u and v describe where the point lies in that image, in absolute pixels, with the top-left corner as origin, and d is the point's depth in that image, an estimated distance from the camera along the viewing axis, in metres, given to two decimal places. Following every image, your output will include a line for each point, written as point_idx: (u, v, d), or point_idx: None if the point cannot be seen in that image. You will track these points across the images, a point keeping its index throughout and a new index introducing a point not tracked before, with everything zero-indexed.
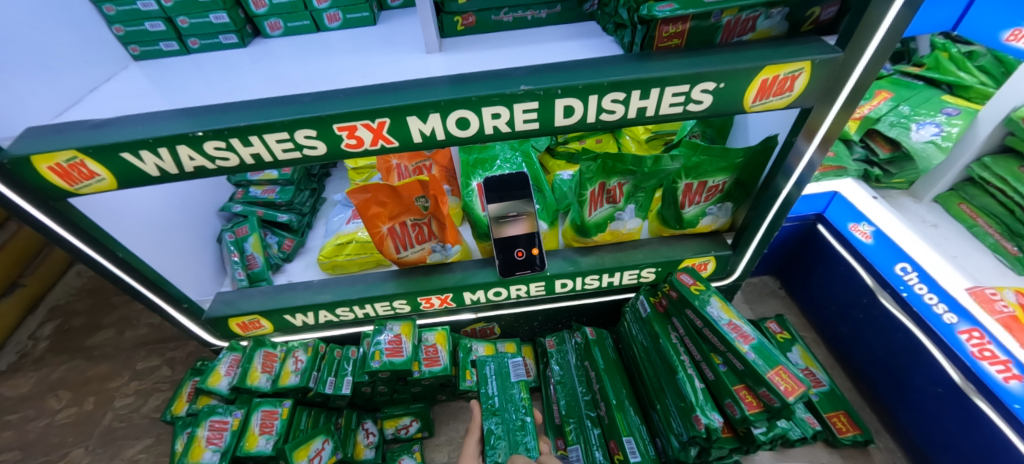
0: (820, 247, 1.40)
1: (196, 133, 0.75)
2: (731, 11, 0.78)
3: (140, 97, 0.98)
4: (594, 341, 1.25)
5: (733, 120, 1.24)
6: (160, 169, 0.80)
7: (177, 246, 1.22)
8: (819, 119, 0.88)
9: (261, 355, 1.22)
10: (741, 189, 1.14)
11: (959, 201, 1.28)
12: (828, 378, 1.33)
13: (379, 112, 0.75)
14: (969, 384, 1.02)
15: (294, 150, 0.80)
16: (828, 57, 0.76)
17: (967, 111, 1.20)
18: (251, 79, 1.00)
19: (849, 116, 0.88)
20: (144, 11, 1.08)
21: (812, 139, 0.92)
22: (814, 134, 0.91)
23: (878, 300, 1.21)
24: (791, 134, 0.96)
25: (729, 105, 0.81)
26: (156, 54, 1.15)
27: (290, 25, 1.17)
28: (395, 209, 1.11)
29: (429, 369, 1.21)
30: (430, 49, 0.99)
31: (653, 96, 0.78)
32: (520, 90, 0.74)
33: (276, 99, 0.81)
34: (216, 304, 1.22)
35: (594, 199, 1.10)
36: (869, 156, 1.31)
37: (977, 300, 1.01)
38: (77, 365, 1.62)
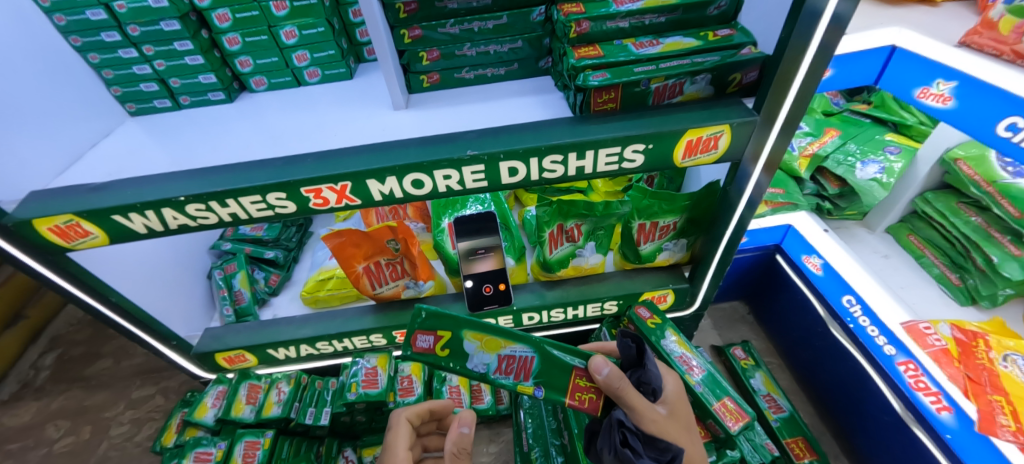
0: (780, 277, 1.47)
1: (179, 198, 0.84)
2: (658, 78, 0.86)
3: (132, 156, 1.07)
4: None
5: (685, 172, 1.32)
6: (148, 227, 0.89)
7: (168, 286, 1.31)
8: (760, 144, 0.90)
9: (246, 386, 1.29)
10: (694, 227, 1.21)
11: (908, 232, 1.34)
12: (790, 404, 1.38)
13: (342, 177, 0.84)
14: (908, 413, 1.08)
15: (267, 209, 0.89)
16: (745, 120, 0.85)
17: (906, 149, 1.28)
18: (233, 136, 1.09)
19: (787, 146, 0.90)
20: (139, 74, 1.17)
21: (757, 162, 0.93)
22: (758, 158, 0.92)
23: (829, 331, 1.28)
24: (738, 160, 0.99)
25: (661, 162, 0.89)
26: (150, 110, 1.25)
27: (274, 81, 1.27)
28: (369, 250, 1.19)
29: (405, 399, 1.29)
30: (397, 106, 1.08)
31: (588, 157, 0.86)
32: (466, 156, 0.83)
33: (252, 163, 0.89)
34: (205, 339, 1.30)
35: (553, 238, 1.18)
36: (820, 191, 1.37)
37: (910, 334, 1.05)
38: (75, 395, 1.70)
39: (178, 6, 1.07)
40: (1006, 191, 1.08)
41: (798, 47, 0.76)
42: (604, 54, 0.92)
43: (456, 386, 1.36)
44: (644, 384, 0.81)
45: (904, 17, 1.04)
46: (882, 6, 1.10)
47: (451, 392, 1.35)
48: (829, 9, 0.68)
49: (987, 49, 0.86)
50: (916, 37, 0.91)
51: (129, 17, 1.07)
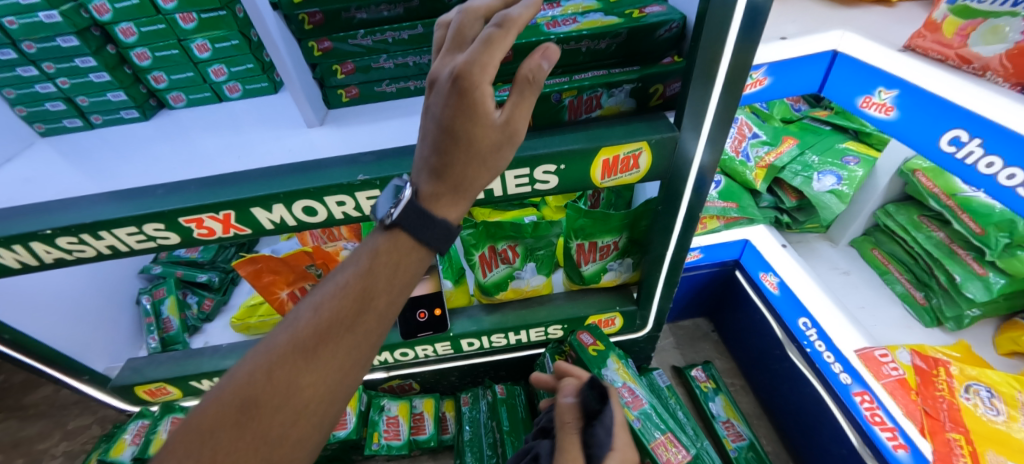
0: (739, 294, 1.39)
1: (45, 231, 0.77)
2: (569, 92, 0.79)
3: (25, 182, 1.00)
4: (502, 399, 1.25)
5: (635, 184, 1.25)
6: (20, 261, 0.82)
7: (87, 315, 1.24)
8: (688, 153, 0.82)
9: (168, 422, 1.21)
10: (636, 246, 1.13)
11: (871, 246, 1.26)
12: (751, 430, 1.29)
13: (222, 205, 0.77)
14: (866, 449, 0.99)
15: (148, 240, 0.82)
16: (663, 137, 0.77)
17: (866, 159, 1.19)
18: (134, 158, 1.02)
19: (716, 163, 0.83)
20: (43, 93, 1.10)
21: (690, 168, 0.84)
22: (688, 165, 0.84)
23: (787, 354, 1.19)
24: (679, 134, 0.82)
25: (577, 182, 0.82)
26: (61, 130, 1.18)
27: (193, 97, 1.20)
28: (291, 276, 1.12)
29: (336, 433, 1.21)
30: (310, 124, 1.01)
31: (495, 179, 0.79)
32: (357, 181, 0.76)
33: (132, 191, 0.82)
34: (124, 372, 1.22)
35: (486, 261, 1.10)
36: (777, 204, 1.29)
37: (865, 363, 0.96)
38: (11, 425, 1.63)
39: (74, 21, 1.00)
40: (967, 205, 1.01)
41: (712, 53, 0.68)
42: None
43: (394, 418, 1.29)
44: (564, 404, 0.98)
45: (858, 17, 0.95)
46: (835, 6, 1.01)
47: (388, 424, 1.28)
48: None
49: (931, 54, 0.76)
50: (859, 40, 0.84)
51: (22, 33, 1.01)
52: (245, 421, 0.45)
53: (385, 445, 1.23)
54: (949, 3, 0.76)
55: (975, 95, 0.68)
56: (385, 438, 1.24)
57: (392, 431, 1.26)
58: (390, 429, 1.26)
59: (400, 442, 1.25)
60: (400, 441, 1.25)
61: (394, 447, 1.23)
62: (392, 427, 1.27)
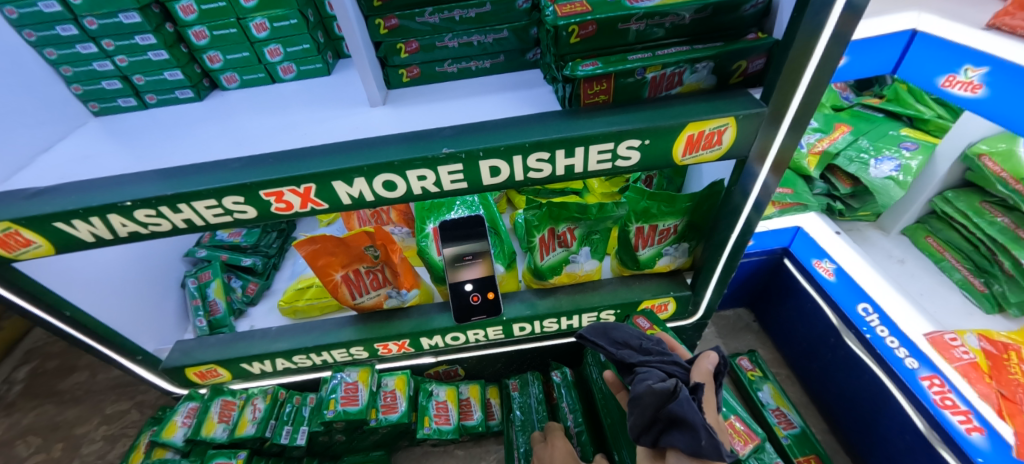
0: (787, 282, 1.38)
1: (125, 203, 0.76)
2: (654, 67, 0.78)
3: (88, 159, 0.99)
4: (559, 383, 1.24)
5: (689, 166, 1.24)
6: (95, 234, 0.81)
7: (136, 297, 1.24)
8: (768, 142, 0.83)
9: (219, 404, 1.23)
10: (694, 231, 1.13)
11: (926, 234, 1.25)
12: (801, 418, 1.29)
13: (304, 178, 0.76)
14: (933, 433, 0.99)
15: (225, 214, 0.81)
16: (752, 112, 0.76)
17: (924, 145, 1.18)
18: (197, 137, 1.01)
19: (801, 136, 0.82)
20: (100, 71, 1.10)
21: (764, 162, 0.85)
22: (765, 156, 0.85)
23: (843, 341, 1.19)
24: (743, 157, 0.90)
25: (658, 159, 0.81)
26: (114, 109, 1.17)
27: (246, 78, 1.19)
28: (347, 258, 1.11)
29: (388, 416, 1.20)
30: (373, 103, 1.00)
31: (578, 154, 0.78)
32: (442, 154, 0.75)
33: (209, 164, 0.81)
34: (174, 354, 1.22)
35: (545, 243, 1.10)
36: (830, 191, 1.29)
37: (935, 347, 0.96)
38: (47, 410, 1.62)
39: None
40: None
41: (812, 28, 0.67)
42: (592, 9, 0.77)
43: (443, 402, 1.28)
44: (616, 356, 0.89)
45: None
46: None
47: (437, 408, 1.27)
48: None
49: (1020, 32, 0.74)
50: (937, 21, 0.83)
51: (85, 9, 0.99)
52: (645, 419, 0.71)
53: (434, 428, 1.22)
54: None
55: None
56: (434, 422, 1.23)
57: (441, 415, 1.26)
58: (439, 414, 1.26)
59: (449, 426, 1.24)
60: (449, 425, 1.24)
61: (443, 431, 1.22)
62: (441, 412, 1.26)
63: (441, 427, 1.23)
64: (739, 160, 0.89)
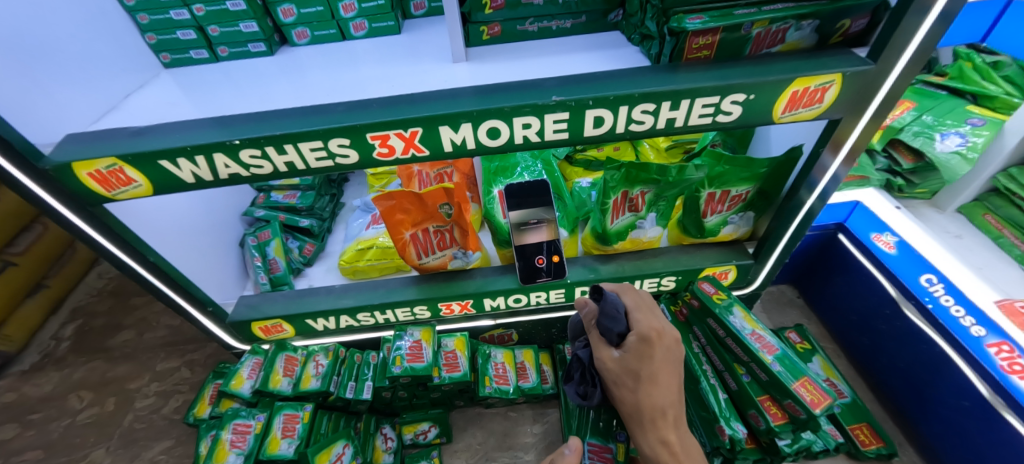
0: (840, 257, 1.39)
1: (233, 142, 0.76)
2: (762, 23, 0.78)
3: (172, 106, 0.99)
4: None
5: (755, 131, 1.25)
6: (196, 175, 0.82)
7: (205, 251, 1.25)
8: (846, 130, 0.89)
9: (283, 358, 1.23)
10: (763, 199, 1.14)
11: (984, 211, 1.27)
12: (849, 388, 1.31)
13: (412, 122, 0.76)
14: (997, 398, 1.00)
15: (327, 158, 0.82)
16: (859, 69, 0.77)
17: (991, 122, 1.19)
18: (280, 87, 1.01)
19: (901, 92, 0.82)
20: (177, 20, 1.09)
21: (838, 152, 0.93)
22: (840, 146, 0.92)
23: (902, 312, 1.19)
24: (817, 146, 0.96)
25: (757, 115, 0.82)
26: (185, 61, 1.17)
27: (317, 34, 1.19)
28: (418, 216, 1.12)
29: (450, 374, 1.22)
30: (457, 59, 0.99)
31: (683, 107, 0.79)
32: (552, 101, 0.75)
33: (311, 108, 0.82)
34: (240, 308, 1.24)
35: (616, 207, 1.11)
36: (892, 166, 1.31)
37: (1007, 314, 1.02)
38: (98, 366, 1.65)
39: None
40: None
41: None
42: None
43: (502, 363, 1.31)
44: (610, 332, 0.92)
45: None
46: None
47: (496, 367, 1.30)
48: None
49: None
50: None
51: None
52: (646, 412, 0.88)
53: (496, 387, 1.25)
54: None
55: None
56: (496, 380, 1.26)
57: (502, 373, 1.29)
58: (500, 374, 1.29)
59: (510, 385, 1.27)
60: (510, 385, 1.27)
61: (504, 391, 1.25)
62: (501, 370, 1.30)
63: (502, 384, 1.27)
64: (814, 150, 0.96)
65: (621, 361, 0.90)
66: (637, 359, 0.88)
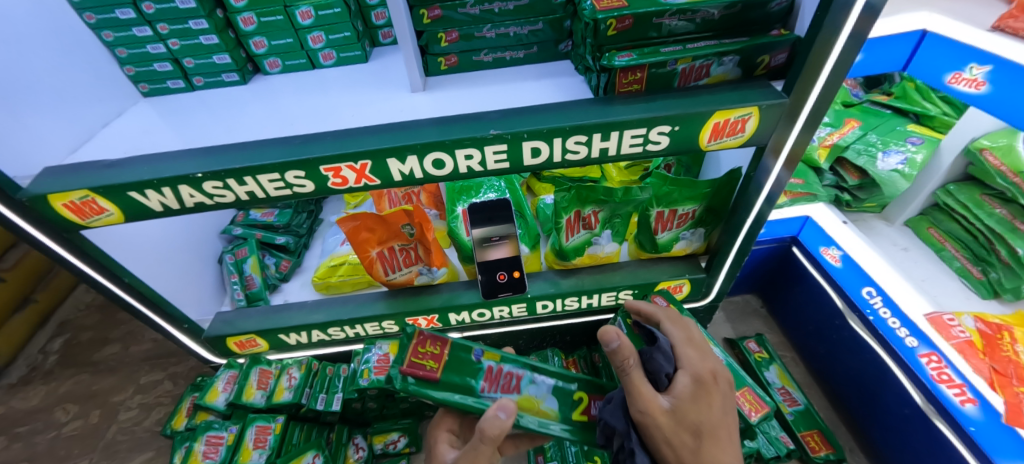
0: (795, 269, 1.46)
1: (196, 174, 0.83)
2: (684, 60, 0.85)
3: (148, 134, 1.05)
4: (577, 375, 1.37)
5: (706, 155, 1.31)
6: (164, 204, 0.88)
7: (182, 270, 1.31)
8: (783, 139, 0.91)
9: (257, 372, 1.29)
10: (711, 215, 1.19)
11: (928, 225, 1.33)
12: (804, 396, 1.37)
13: (362, 155, 0.82)
14: (930, 406, 1.06)
15: (285, 188, 0.88)
16: (773, 102, 0.83)
17: (929, 140, 1.25)
18: (250, 115, 1.08)
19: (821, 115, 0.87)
20: (153, 53, 1.16)
21: (778, 156, 0.94)
22: (780, 151, 0.93)
23: (847, 323, 1.26)
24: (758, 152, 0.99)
25: (685, 144, 0.88)
26: (163, 91, 1.24)
27: (288, 63, 1.25)
28: (384, 235, 1.18)
29: None
30: (414, 88, 1.06)
31: (613, 138, 0.85)
32: (489, 134, 0.81)
33: (271, 141, 0.88)
34: (216, 324, 1.29)
35: (570, 225, 1.17)
36: (839, 183, 1.36)
37: (933, 325, 1.04)
38: (84, 379, 1.70)
39: None
40: None
41: (826, 38, 0.76)
42: (628, 4, 0.85)
43: None
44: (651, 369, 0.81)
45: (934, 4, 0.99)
46: None
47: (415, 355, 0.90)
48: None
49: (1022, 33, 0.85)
50: (947, 22, 0.88)
51: None
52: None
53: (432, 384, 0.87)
54: None
55: None
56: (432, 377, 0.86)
57: (420, 341, 0.91)
58: (431, 345, 0.91)
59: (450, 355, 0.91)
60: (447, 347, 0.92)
61: (459, 364, 0.90)
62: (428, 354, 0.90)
63: (406, 344, 0.92)
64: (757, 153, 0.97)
65: (673, 414, 0.74)
66: (691, 407, 0.75)
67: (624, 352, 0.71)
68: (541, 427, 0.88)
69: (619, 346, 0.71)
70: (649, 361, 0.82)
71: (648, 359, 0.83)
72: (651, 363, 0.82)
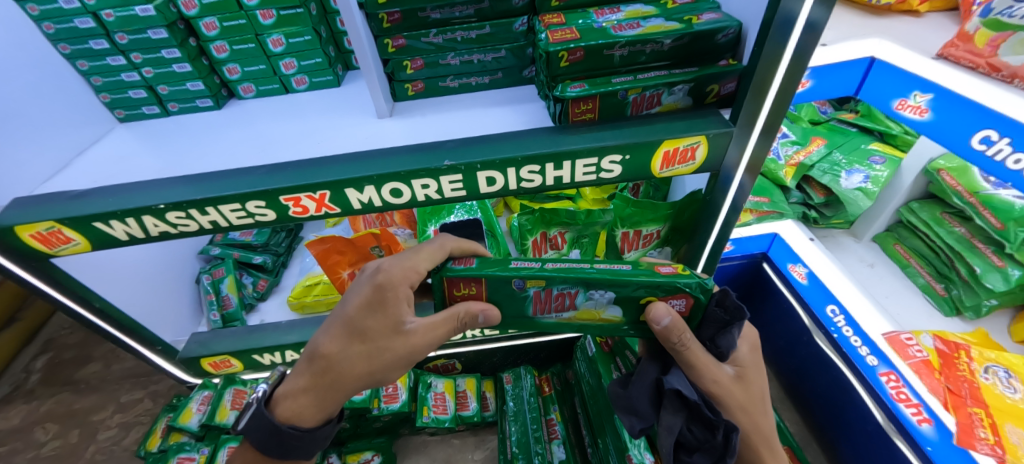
0: (766, 284, 1.48)
1: (159, 206, 0.85)
2: (635, 90, 0.87)
3: (122, 163, 1.07)
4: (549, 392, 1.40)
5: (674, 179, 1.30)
6: (129, 234, 0.90)
7: (158, 291, 1.33)
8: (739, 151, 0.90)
9: (231, 392, 1.31)
10: (678, 235, 1.20)
11: (894, 241, 1.34)
12: (776, 412, 1.38)
13: (320, 186, 0.84)
14: (890, 424, 1.09)
15: (247, 217, 0.90)
16: (720, 132, 0.86)
17: (891, 159, 1.27)
18: (220, 142, 1.10)
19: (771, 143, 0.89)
20: (128, 81, 1.19)
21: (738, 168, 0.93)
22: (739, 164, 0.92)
23: (814, 340, 1.29)
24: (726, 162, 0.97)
25: (638, 171, 0.90)
26: (139, 116, 1.26)
27: (262, 88, 1.28)
28: (354, 256, 1.20)
29: (389, 405, 1.30)
30: (381, 114, 1.09)
31: (566, 167, 0.87)
32: (443, 165, 0.83)
33: (234, 172, 0.90)
34: (191, 345, 1.30)
35: (537, 246, 1.18)
36: (806, 200, 1.38)
37: (892, 345, 1.05)
38: (65, 398, 1.71)
39: (165, 15, 1.08)
40: (988, 202, 1.09)
41: (771, 58, 0.78)
42: (580, 37, 0.88)
43: (441, 393, 1.38)
44: (718, 341, 0.74)
45: (886, 28, 1.01)
46: (864, 16, 1.07)
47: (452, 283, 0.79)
48: (802, 15, 0.69)
49: (962, 62, 0.83)
50: (895, 48, 0.90)
51: (117, 25, 1.08)
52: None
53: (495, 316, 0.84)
54: (981, 15, 0.82)
55: (967, 83, 0.81)
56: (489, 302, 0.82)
57: (451, 284, 0.78)
58: (464, 281, 0.78)
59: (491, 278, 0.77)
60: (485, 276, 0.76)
61: (507, 293, 0.78)
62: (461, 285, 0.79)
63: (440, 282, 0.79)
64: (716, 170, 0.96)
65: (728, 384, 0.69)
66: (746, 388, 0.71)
67: (678, 328, 0.68)
68: (513, 270, 0.75)
69: (670, 325, 0.68)
70: (722, 336, 0.72)
71: (721, 331, 0.74)
72: (722, 339, 0.72)
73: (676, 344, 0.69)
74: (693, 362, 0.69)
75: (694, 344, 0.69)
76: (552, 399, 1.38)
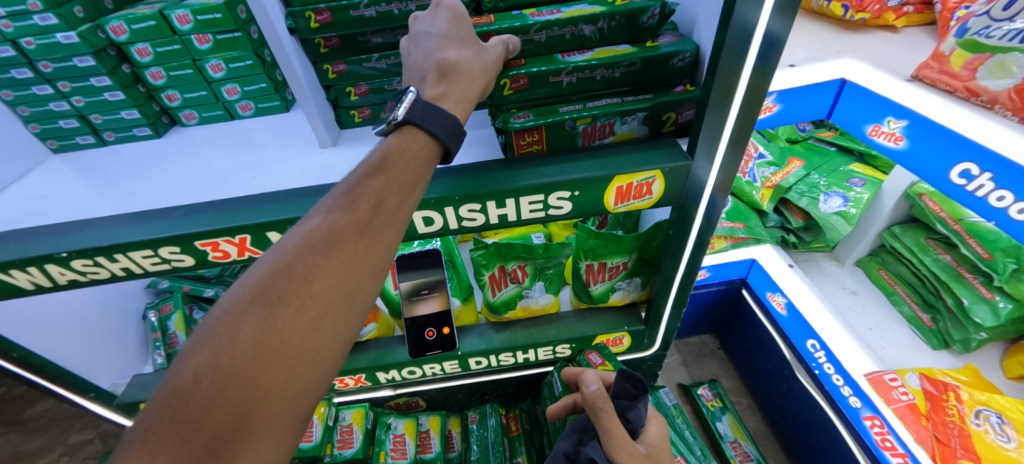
0: (745, 312, 1.42)
1: (60, 254, 0.77)
2: (584, 119, 0.80)
3: (41, 200, 0.99)
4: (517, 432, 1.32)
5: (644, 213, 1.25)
6: (34, 282, 0.82)
7: (95, 330, 1.24)
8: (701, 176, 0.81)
9: None
10: (646, 266, 1.13)
11: (878, 266, 1.27)
12: (759, 451, 1.27)
13: (239, 230, 0.77)
14: None
15: (163, 262, 0.82)
16: (676, 165, 0.78)
17: (871, 181, 1.19)
18: (150, 175, 1.02)
19: (736, 170, 0.81)
20: (57, 111, 1.12)
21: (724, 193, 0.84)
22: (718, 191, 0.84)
23: (795, 375, 1.23)
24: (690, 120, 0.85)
25: (590, 207, 0.82)
26: (72, 147, 1.18)
27: (205, 115, 1.21)
28: None
29: (343, 451, 1.24)
30: (323, 144, 1.02)
31: (509, 205, 0.80)
32: None
33: (150, 213, 0.82)
34: (130, 388, 1.21)
35: (495, 281, 1.12)
36: (784, 224, 1.30)
37: (874, 387, 0.97)
38: (10, 439, 1.61)
39: (91, 42, 1.01)
40: (973, 229, 1.03)
41: (728, 72, 0.67)
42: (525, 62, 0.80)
43: (401, 435, 1.28)
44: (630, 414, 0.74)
45: (860, 46, 0.94)
46: (838, 32, 1.00)
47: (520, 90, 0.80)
48: (761, 27, 0.60)
49: (939, 84, 0.75)
50: (867, 70, 0.83)
51: (39, 53, 1.03)
52: (230, 426, 0.41)
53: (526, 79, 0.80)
54: (956, 36, 0.76)
55: (945, 108, 0.73)
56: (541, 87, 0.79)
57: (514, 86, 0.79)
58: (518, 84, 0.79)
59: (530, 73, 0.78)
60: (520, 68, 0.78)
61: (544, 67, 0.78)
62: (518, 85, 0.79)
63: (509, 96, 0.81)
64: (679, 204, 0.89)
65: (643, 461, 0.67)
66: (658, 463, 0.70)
67: (602, 397, 0.65)
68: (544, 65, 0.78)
69: (597, 392, 0.64)
70: (630, 411, 0.73)
71: (632, 405, 0.75)
72: (632, 413, 0.73)
73: (596, 417, 0.67)
74: (610, 432, 0.66)
75: (610, 418, 0.66)
76: (520, 440, 1.29)
